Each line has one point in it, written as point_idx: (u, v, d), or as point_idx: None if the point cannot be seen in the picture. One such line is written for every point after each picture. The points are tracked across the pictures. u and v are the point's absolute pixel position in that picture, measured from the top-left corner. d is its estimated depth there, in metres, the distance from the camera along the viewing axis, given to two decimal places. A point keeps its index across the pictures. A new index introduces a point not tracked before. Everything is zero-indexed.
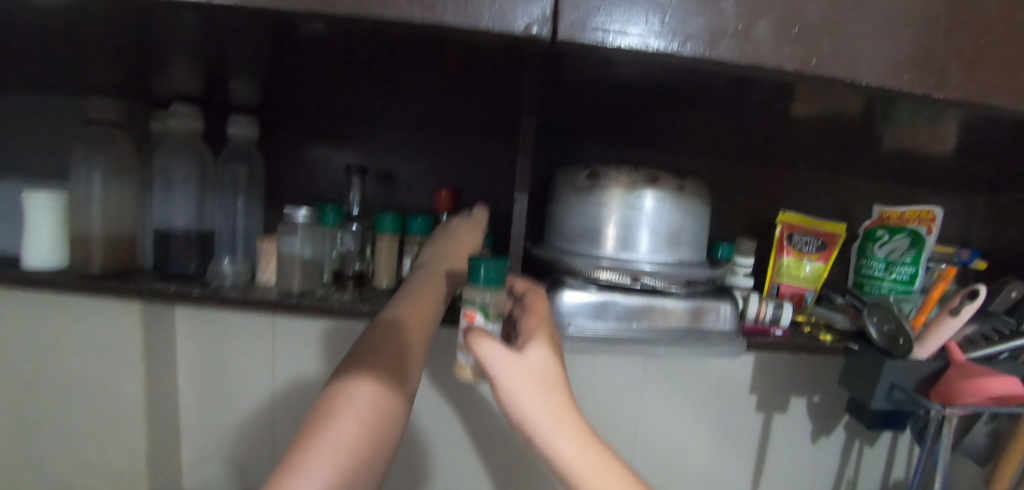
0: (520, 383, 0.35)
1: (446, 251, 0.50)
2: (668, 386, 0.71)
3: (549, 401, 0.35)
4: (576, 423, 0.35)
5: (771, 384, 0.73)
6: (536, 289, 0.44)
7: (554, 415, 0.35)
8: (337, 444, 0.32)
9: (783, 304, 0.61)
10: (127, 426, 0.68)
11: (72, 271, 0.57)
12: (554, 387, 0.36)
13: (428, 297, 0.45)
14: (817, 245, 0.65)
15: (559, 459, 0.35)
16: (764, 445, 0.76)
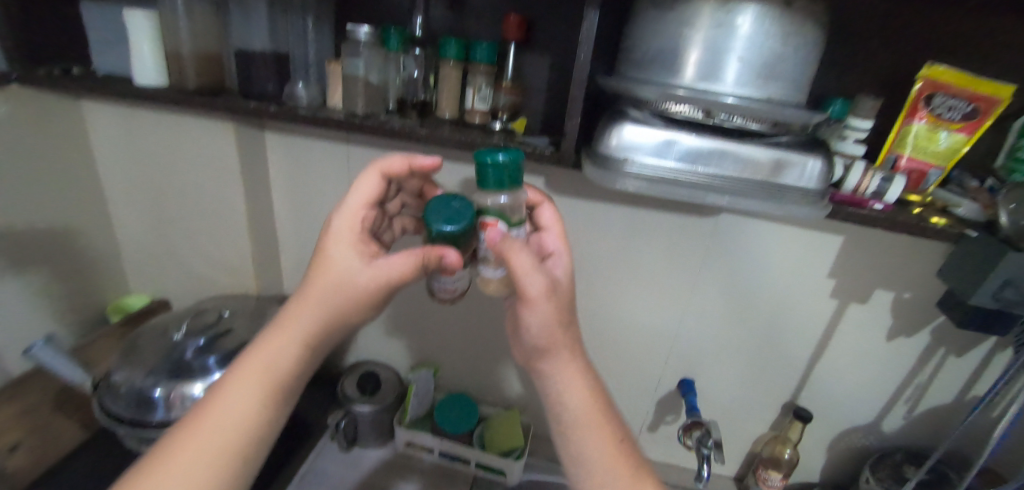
0: (551, 306, 0.40)
1: (341, 278, 0.43)
2: (735, 258, 0.68)
3: (568, 328, 0.42)
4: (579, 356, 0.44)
5: (854, 271, 0.67)
6: (550, 204, 0.52)
7: (562, 342, 0.42)
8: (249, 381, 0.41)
9: (895, 177, 0.52)
10: (234, 236, 0.79)
11: (172, 87, 0.62)
12: (568, 317, 0.42)
13: (290, 330, 0.43)
14: (963, 111, 0.52)
15: (560, 378, 0.43)
16: (828, 333, 0.72)
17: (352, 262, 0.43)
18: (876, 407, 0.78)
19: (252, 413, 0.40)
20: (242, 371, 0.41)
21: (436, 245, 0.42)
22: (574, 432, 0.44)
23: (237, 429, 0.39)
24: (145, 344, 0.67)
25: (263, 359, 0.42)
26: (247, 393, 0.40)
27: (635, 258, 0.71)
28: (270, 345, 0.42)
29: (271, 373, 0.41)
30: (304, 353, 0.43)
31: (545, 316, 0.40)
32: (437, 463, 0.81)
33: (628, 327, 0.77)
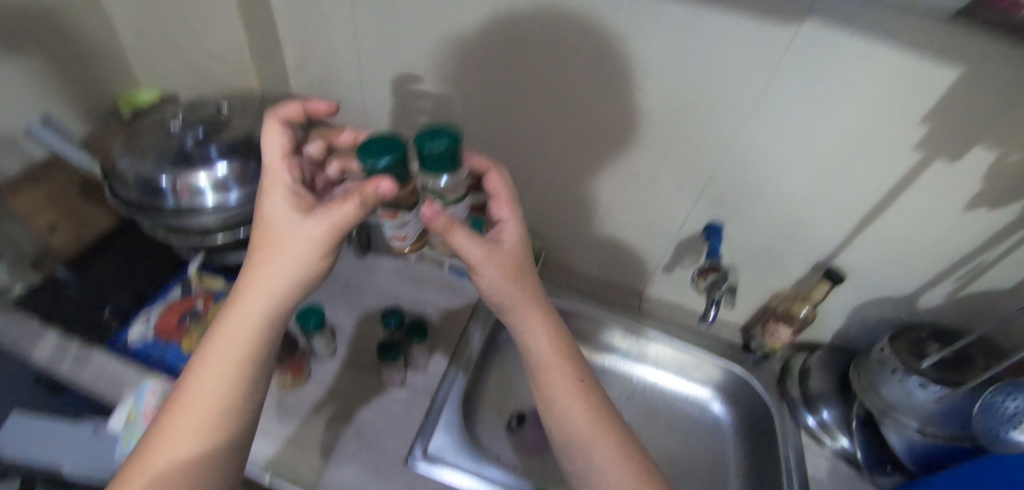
0: (496, 266, 0.48)
1: (280, 244, 0.44)
2: (807, 86, 0.55)
3: (523, 280, 0.50)
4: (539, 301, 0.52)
5: (953, 124, 0.53)
6: (495, 168, 0.54)
7: (517, 299, 0.50)
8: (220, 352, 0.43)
9: None
10: (229, 13, 0.72)
11: None
12: (518, 271, 0.50)
13: (236, 323, 0.44)
14: None
15: (524, 329, 0.52)
16: (891, 193, 0.62)
17: (291, 215, 0.44)
18: (920, 281, 0.71)
19: (218, 398, 0.42)
20: (211, 345, 0.44)
21: (371, 178, 0.41)
22: (542, 373, 0.52)
23: (210, 408, 0.42)
24: (146, 133, 0.64)
25: (219, 336, 0.43)
26: (221, 364, 0.43)
27: (681, 79, 0.59)
28: (220, 343, 0.43)
29: (234, 346, 0.43)
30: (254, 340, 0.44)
31: (500, 280, 0.49)
32: (447, 278, 0.84)
33: (660, 162, 0.69)
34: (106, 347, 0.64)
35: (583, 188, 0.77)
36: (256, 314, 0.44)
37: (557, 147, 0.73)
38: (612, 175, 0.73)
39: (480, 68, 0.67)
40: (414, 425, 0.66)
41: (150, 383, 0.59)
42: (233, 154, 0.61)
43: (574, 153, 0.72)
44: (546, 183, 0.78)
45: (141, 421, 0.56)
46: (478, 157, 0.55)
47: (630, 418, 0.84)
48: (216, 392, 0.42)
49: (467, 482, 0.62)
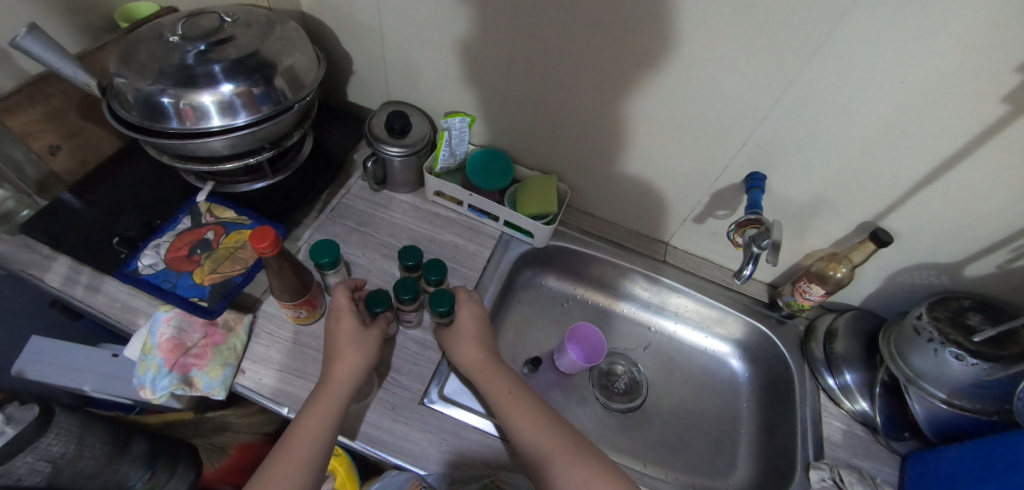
0: (463, 341, 0.63)
1: (355, 352, 0.56)
2: (892, 14, 0.47)
3: (478, 349, 0.62)
4: (497, 360, 0.63)
5: None
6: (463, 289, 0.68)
7: (479, 365, 0.61)
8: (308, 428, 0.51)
9: None
10: None
11: None
12: (485, 343, 0.64)
13: (331, 391, 0.54)
14: None
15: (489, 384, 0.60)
16: (965, 151, 0.56)
17: (351, 324, 0.58)
18: (976, 247, 0.65)
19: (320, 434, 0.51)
20: (301, 420, 0.52)
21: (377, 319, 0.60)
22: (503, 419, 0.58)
23: (316, 452, 0.50)
24: (143, 47, 0.57)
25: (315, 406, 0.53)
26: (317, 430, 0.51)
27: (744, 1, 0.51)
28: (320, 402, 0.53)
29: (325, 414, 0.52)
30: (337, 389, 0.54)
31: (467, 352, 0.62)
32: (465, 217, 0.79)
33: (706, 105, 0.62)
34: (117, 276, 0.60)
35: (616, 128, 0.70)
36: (343, 383, 0.54)
37: (593, 83, 0.66)
38: (648, 115, 0.66)
39: None
40: (430, 365, 0.66)
41: (164, 313, 0.59)
42: (239, 75, 0.56)
43: (609, 88, 0.65)
44: (575, 122, 0.72)
45: (155, 351, 0.56)
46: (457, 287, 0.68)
47: (646, 369, 0.83)
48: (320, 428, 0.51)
49: (481, 423, 0.62)
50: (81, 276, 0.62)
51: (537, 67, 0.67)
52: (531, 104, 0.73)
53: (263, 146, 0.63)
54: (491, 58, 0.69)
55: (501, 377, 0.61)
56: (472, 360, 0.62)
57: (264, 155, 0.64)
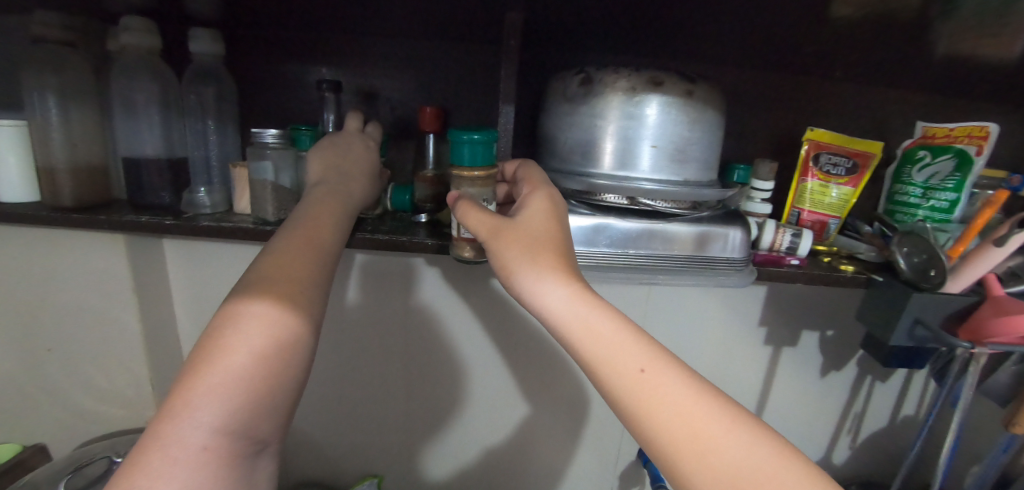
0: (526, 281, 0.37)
1: (299, 300, 0.36)
2: (675, 315, 0.68)
3: (597, 316, 0.36)
4: (612, 313, 0.37)
5: (780, 320, 0.70)
6: (528, 164, 0.43)
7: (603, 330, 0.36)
8: (230, 368, 0.32)
9: (731, 231, 0.43)
10: (124, 359, 0.69)
11: (44, 203, 0.54)
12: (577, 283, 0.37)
13: (212, 381, 0.31)
14: (810, 218, 0.61)
15: (620, 356, 0.35)
16: (769, 380, 0.74)
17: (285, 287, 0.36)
18: (825, 441, 0.80)
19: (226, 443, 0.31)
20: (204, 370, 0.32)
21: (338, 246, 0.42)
22: (662, 403, 0.33)
23: (237, 385, 0.32)
24: None
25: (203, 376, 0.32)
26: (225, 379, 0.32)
27: None
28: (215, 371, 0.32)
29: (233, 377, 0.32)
30: (276, 373, 0.33)
31: (543, 274, 0.37)
32: None
33: (582, 406, 0.73)
34: None
35: (517, 443, 0.75)
36: (277, 326, 0.34)
37: (485, 416, 0.74)
38: (542, 425, 0.74)
39: (397, 356, 0.70)
40: None
41: None
42: None
43: (501, 414, 0.73)
44: (480, 451, 0.76)
45: None
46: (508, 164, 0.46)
47: None
48: (265, 344, 0.33)
49: None
50: None
51: (432, 415, 0.74)
52: (433, 449, 0.76)
53: None
54: (386, 419, 0.74)
55: (627, 338, 0.36)
56: (546, 266, 0.37)
57: None
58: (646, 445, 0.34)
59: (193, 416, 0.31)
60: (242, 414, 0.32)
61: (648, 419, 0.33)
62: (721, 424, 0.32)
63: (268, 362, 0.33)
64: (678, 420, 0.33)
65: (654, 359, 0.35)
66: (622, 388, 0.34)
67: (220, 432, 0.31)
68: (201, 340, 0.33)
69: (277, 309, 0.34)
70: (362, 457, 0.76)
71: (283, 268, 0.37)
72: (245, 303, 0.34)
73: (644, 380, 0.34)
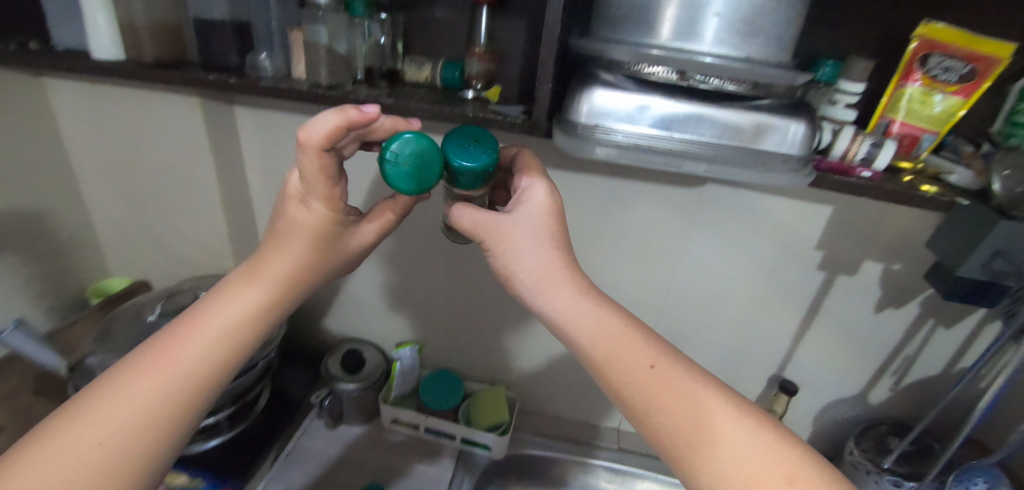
0: (525, 271, 0.43)
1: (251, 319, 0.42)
2: (722, 227, 0.65)
3: (604, 320, 0.41)
4: (616, 318, 0.42)
5: (840, 245, 0.65)
6: (524, 156, 0.49)
7: (616, 333, 0.41)
8: (162, 371, 0.37)
9: (793, 124, 0.39)
10: (204, 213, 0.78)
11: (128, 59, 0.59)
12: (572, 274, 0.43)
13: (143, 380, 0.37)
14: (899, 131, 0.54)
15: (628, 357, 0.40)
16: (815, 307, 0.71)
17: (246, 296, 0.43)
18: (864, 378, 0.78)
19: (120, 431, 0.35)
20: (146, 363, 0.38)
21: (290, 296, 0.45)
22: (668, 401, 0.39)
23: (169, 384, 0.37)
24: (121, 329, 0.67)
25: (149, 364, 0.38)
26: (155, 381, 0.37)
27: (620, 233, 0.68)
28: (155, 369, 0.37)
29: (171, 375, 0.38)
30: (193, 392, 0.38)
31: (545, 259, 0.43)
32: (424, 439, 0.82)
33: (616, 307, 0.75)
34: None
35: (546, 336, 0.79)
36: (223, 333, 0.41)
37: (518, 308, 0.77)
38: None
39: (439, 241, 0.74)
40: None
41: None
42: None
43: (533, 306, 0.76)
44: (510, 335, 0.80)
45: None
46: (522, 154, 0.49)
47: None
48: (198, 353, 0.39)
49: None
50: None
51: (469, 299, 0.78)
52: (467, 328, 0.81)
53: (224, 405, 0.66)
54: (426, 297, 0.80)
55: (636, 339, 0.41)
56: (551, 261, 0.43)
57: (223, 412, 0.67)
58: (651, 435, 0.39)
59: (109, 406, 0.35)
60: (147, 420, 0.36)
61: (655, 413, 0.39)
62: (730, 415, 0.38)
63: (194, 378, 0.38)
64: (690, 412, 0.38)
65: (662, 357, 0.41)
66: (635, 386, 0.39)
67: (115, 431, 0.35)
68: (154, 341, 0.39)
69: (228, 324, 0.41)
70: (404, 326, 0.84)
71: (246, 279, 0.43)
72: (204, 313, 0.41)
73: (655, 374, 0.40)
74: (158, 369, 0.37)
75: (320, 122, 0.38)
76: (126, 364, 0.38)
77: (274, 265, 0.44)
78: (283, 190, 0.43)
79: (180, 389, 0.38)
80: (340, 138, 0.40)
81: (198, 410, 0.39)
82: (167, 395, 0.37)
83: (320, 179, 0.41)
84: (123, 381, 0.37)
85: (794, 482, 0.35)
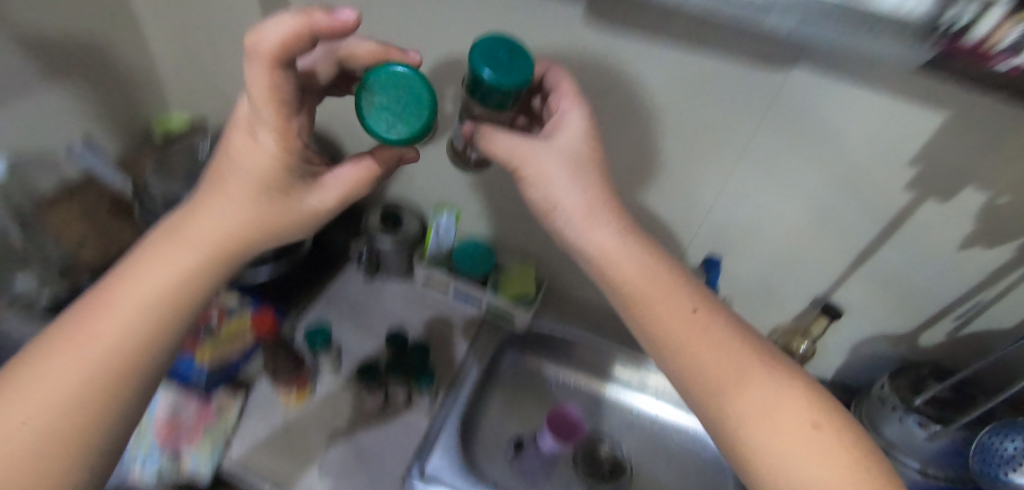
0: (565, 202, 0.43)
1: (183, 280, 0.41)
2: (800, 124, 0.57)
3: (637, 257, 0.43)
4: (652, 259, 0.44)
5: (939, 165, 0.54)
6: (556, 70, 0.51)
7: (653, 272, 0.43)
8: (90, 345, 0.37)
9: None
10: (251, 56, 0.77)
11: None
12: (610, 209, 0.44)
13: (69, 357, 0.36)
14: None
15: (664, 291, 0.43)
16: (886, 232, 0.63)
17: (181, 256, 0.41)
18: (921, 317, 0.71)
19: (47, 409, 0.34)
20: (74, 341, 0.37)
21: (236, 252, 0.43)
22: (702, 342, 0.41)
23: (98, 357, 0.37)
24: (176, 159, 0.71)
25: (77, 339, 0.37)
26: (82, 356, 0.36)
27: (679, 117, 0.61)
28: (79, 346, 0.37)
29: (98, 348, 0.37)
30: (127, 361, 0.38)
31: (580, 197, 0.44)
32: (450, 305, 0.86)
33: (662, 196, 0.72)
34: None
35: None
36: (154, 297, 0.40)
37: None
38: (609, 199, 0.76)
39: None
40: (414, 445, 0.69)
41: (163, 392, 0.67)
42: None
43: None
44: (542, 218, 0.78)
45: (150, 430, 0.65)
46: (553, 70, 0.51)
47: (630, 449, 0.82)
48: (126, 321, 0.38)
49: None
50: None
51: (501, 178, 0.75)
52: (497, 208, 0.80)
53: None
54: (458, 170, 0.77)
55: (675, 285, 0.43)
56: (588, 193, 0.44)
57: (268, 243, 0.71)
58: (690, 377, 0.41)
59: (36, 387, 0.35)
60: (82, 395, 0.36)
61: (691, 350, 0.41)
62: (761, 360, 0.42)
63: (126, 347, 0.38)
64: (721, 357, 0.41)
65: (702, 302, 0.44)
66: (677, 327, 0.42)
67: (43, 410, 0.34)
68: (78, 315, 0.39)
69: (158, 289, 0.40)
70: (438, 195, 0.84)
71: (173, 241, 0.42)
72: (132, 281, 0.40)
73: (695, 317, 0.42)
74: (87, 343, 0.37)
75: (273, 27, 0.35)
76: (52, 344, 0.37)
77: (216, 221, 0.42)
78: (231, 119, 0.41)
79: (112, 360, 0.37)
80: (302, 47, 0.36)
81: (136, 380, 0.38)
82: (96, 369, 0.37)
83: (270, 101, 0.37)
84: (51, 357, 0.36)
85: (820, 427, 0.39)
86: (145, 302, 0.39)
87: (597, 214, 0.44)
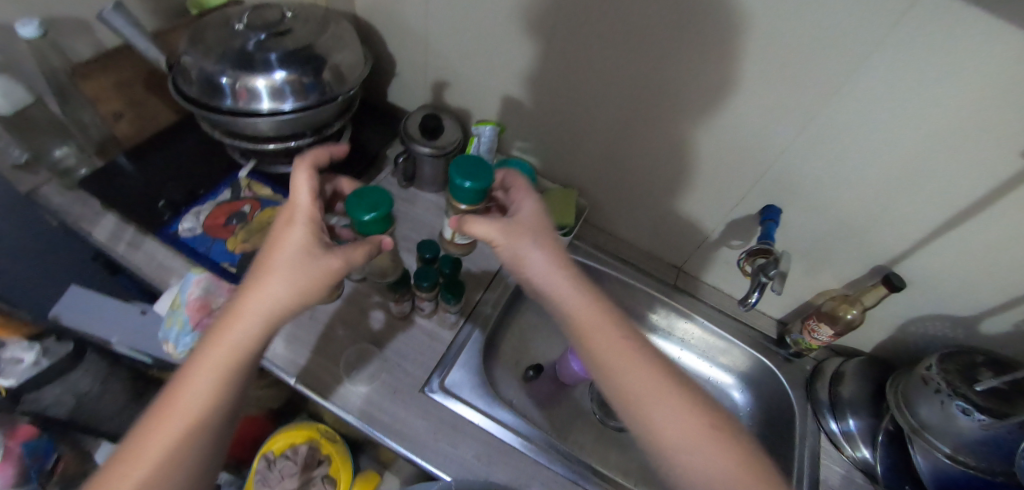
0: (530, 265, 0.52)
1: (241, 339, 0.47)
2: (908, 61, 0.49)
3: (585, 314, 0.50)
4: (599, 311, 0.50)
5: None
6: (513, 174, 0.61)
7: (599, 321, 0.50)
8: (178, 403, 0.45)
9: None
10: None
11: None
12: (563, 263, 0.52)
13: (167, 418, 0.44)
14: None
15: (613, 352, 0.48)
16: (981, 199, 0.56)
17: (240, 315, 0.47)
18: (987, 302, 0.65)
19: (157, 463, 0.43)
20: (168, 400, 0.45)
21: (285, 310, 0.48)
22: (646, 395, 0.46)
23: (188, 412, 0.44)
24: (209, 31, 0.66)
25: (169, 402, 0.45)
26: (176, 418, 0.44)
27: (772, 38, 0.54)
28: (170, 407, 0.45)
29: (185, 406, 0.45)
30: (203, 410, 0.45)
31: (539, 259, 0.52)
32: None
33: (727, 134, 0.65)
34: (158, 234, 0.72)
35: None
36: (225, 358, 0.46)
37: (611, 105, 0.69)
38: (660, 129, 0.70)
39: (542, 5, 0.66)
40: (435, 357, 0.70)
41: (197, 274, 0.68)
42: (292, 64, 0.64)
43: None
44: None
45: (184, 310, 0.66)
46: (511, 175, 0.62)
47: None
48: (204, 380, 0.45)
49: (480, 419, 0.65)
50: (125, 233, 0.74)
51: None
52: None
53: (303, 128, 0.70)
54: None
55: (623, 339, 0.49)
56: (546, 256, 0.52)
57: (304, 139, 0.73)
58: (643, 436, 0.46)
59: (146, 445, 0.43)
60: (180, 443, 0.44)
61: (636, 402, 0.46)
62: (701, 414, 0.46)
63: (204, 400, 0.45)
64: (662, 411, 0.46)
65: (648, 349, 0.49)
66: (625, 382, 0.47)
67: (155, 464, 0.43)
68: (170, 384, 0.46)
69: (224, 347, 0.46)
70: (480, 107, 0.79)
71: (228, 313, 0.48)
72: (202, 347, 0.47)
73: (635, 364, 0.48)
74: (176, 404, 0.45)
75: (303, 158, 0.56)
76: (151, 410, 0.45)
77: (260, 282, 0.48)
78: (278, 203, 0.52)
79: (195, 413, 0.44)
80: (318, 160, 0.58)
81: (212, 427, 0.45)
82: (186, 424, 0.44)
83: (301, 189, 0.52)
84: (154, 420, 0.45)
85: (758, 464, 0.44)
86: (222, 368, 0.46)
87: (552, 271, 0.52)
